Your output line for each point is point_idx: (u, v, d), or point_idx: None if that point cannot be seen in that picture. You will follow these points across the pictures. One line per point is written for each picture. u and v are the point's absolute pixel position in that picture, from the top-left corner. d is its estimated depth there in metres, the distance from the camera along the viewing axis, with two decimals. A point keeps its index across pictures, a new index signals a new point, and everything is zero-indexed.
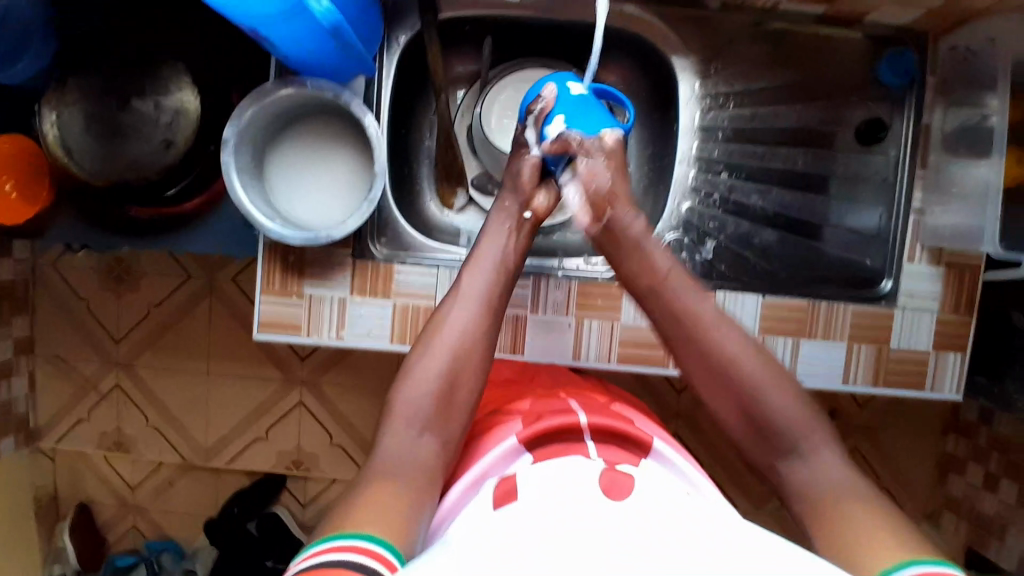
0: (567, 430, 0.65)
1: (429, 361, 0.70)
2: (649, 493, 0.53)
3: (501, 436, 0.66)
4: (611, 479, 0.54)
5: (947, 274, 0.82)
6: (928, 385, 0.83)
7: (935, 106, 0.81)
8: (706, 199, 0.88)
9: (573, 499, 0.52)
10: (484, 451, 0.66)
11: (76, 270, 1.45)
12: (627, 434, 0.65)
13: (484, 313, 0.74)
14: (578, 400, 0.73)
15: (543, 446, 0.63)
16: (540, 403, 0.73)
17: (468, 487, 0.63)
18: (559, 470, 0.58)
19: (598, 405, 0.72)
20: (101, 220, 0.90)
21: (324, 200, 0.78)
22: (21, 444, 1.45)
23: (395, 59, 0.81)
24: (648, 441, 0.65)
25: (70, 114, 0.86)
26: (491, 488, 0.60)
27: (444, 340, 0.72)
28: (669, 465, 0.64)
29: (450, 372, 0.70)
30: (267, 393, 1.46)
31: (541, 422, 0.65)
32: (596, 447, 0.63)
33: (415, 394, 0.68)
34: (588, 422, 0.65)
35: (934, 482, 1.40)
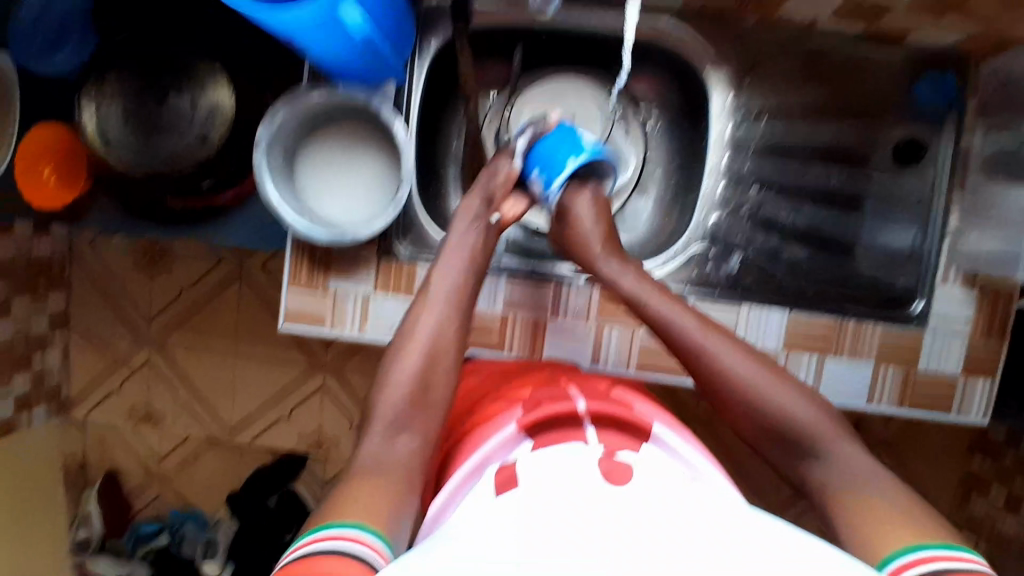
0: (563, 416, 0.66)
1: (402, 362, 0.70)
2: (647, 479, 0.52)
3: (498, 424, 0.67)
4: (610, 465, 0.55)
5: (981, 301, 0.80)
6: (954, 408, 0.82)
7: (975, 129, 0.79)
8: (735, 213, 0.86)
9: (574, 483, 0.52)
10: (482, 440, 0.66)
11: (111, 248, 1.49)
12: (627, 420, 0.66)
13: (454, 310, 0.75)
14: (577, 387, 0.72)
15: (542, 433, 0.64)
16: (539, 390, 0.72)
17: (460, 482, 0.62)
18: (557, 456, 0.59)
19: (598, 392, 0.72)
20: (136, 208, 0.92)
21: (352, 201, 0.79)
22: (54, 413, 1.51)
23: (426, 63, 0.82)
24: (647, 427, 0.65)
25: (109, 106, 0.88)
26: (491, 476, 0.60)
27: (419, 338, 0.72)
28: (680, 461, 0.64)
29: (426, 367, 0.70)
30: (291, 377, 1.50)
31: (539, 411, 0.66)
32: (595, 433, 0.64)
33: (396, 389, 0.68)
34: (586, 408, 0.66)
35: (955, 501, 1.38)
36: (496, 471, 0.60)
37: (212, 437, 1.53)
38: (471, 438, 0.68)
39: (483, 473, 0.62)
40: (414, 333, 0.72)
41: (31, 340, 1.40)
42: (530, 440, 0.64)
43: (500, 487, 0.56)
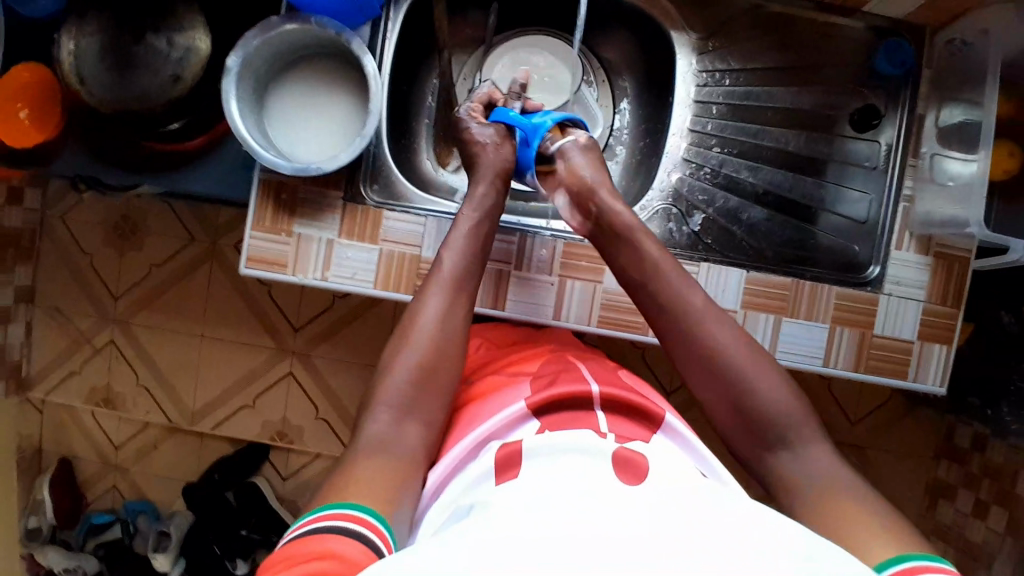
0: (577, 399, 0.65)
1: (404, 352, 0.69)
2: (666, 477, 0.53)
3: (506, 400, 0.67)
4: (624, 454, 0.55)
5: (935, 263, 0.83)
6: (910, 373, 0.84)
7: (930, 99, 0.83)
8: (697, 172, 0.87)
9: (593, 472, 0.52)
10: (491, 415, 0.66)
11: (82, 226, 1.48)
12: (642, 410, 0.66)
13: (457, 300, 0.74)
14: (590, 368, 0.74)
15: (550, 412, 0.64)
16: (548, 364, 0.75)
17: (461, 454, 0.64)
18: (570, 439, 0.58)
19: (611, 376, 0.72)
20: (103, 155, 0.92)
21: (317, 140, 0.79)
22: (10, 392, 1.47)
23: (401, 12, 0.83)
24: (662, 417, 0.66)
25: (88, 41, 0.88)
26: (492, 451, 0.60)
27: (418, 329, 0.71)
28: (692, 451, 0.65)
29: (430, 358, 0.69)
30: (258, 361, 1.47)
31: (546, 392, 0.66)
32: (607, 419, 0.64)
33: (400, 377, 0.68)
34: (600, 392, 0.66)
35: (923, 509, 1.37)
36: (499, 446, 0.60)
37: (172, 423, 1.49)
38: (475, 410, 0.69)
39: (486, 447, 0.63)
40: (418, 319, 0.72)
41: None
42: (537, 419, 0.64)
43: (500, 474, 0.57)
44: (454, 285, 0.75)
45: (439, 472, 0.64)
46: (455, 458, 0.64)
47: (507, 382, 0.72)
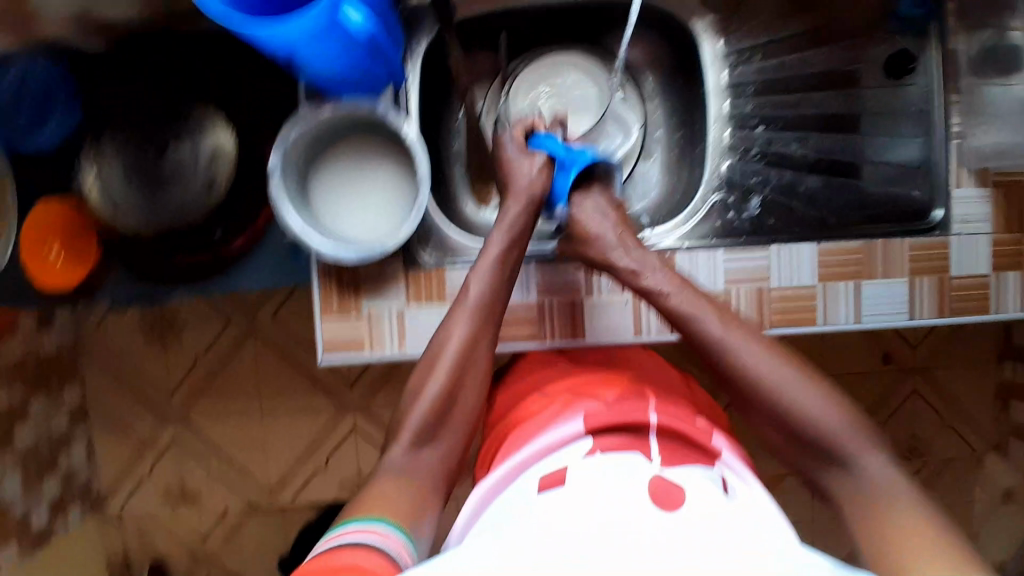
0: (631, 424, 0.65)
1: (428, 377, 0.72)
2: (697, 515, 0.52)
3: (569, 418, 0.68)
4: (660, 485, 0.55)
5: (997, 195, 0.81)
6: (992, 307, 0.83)
7: (958, 32, 0.82)
8: (746, 156, 0.88)
9: (619, 493, 0.54)
10: (544, 431, 0.68)
11: (116, 333, 1.46)
12: (697, 440, 0.65)
13: (480, 328, 0.74)
14: (656, 396, 0.72)
15: (606, 436, 0.64)
16: (622, 395, 0.71)
17: (513, 469, 0.66)
18: (614, 464, 0.59)
19: (682, 414, 0.69)
20: (148, 276, 0.91)
21: (376, 214, 0.78)
22: (86, 511, 1.46)
23: (418, 65, 0.80)
24: (715, 450, 0.65)
25: (109, 169, 0.89)
26: (536, 475, 0.61)
27: (443, 356, 0.73)
28: (735, 472, 0.64)
29: (452, 383, 0.71)
30: (320, 424, 1.47)
31: (613, 415, 0.66)
32: (658, 444, 0.63)
33: (421, 406, 0.70)
34: (657, 422, 0.65)
35: (996, 414, 1.37)
36: (542, 473, 0.61)
37: (253, 502, 1.50)
38: (514, 442, 0.70)
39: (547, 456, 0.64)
40: (439, 351, 0.73)
41: (53, 441, 1.38)
42: (588, 438, 0.64)
43: (545, 480, 0.60)
44: (479, 319, 0.74)
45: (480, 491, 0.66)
46: (495, 481, 0.66)
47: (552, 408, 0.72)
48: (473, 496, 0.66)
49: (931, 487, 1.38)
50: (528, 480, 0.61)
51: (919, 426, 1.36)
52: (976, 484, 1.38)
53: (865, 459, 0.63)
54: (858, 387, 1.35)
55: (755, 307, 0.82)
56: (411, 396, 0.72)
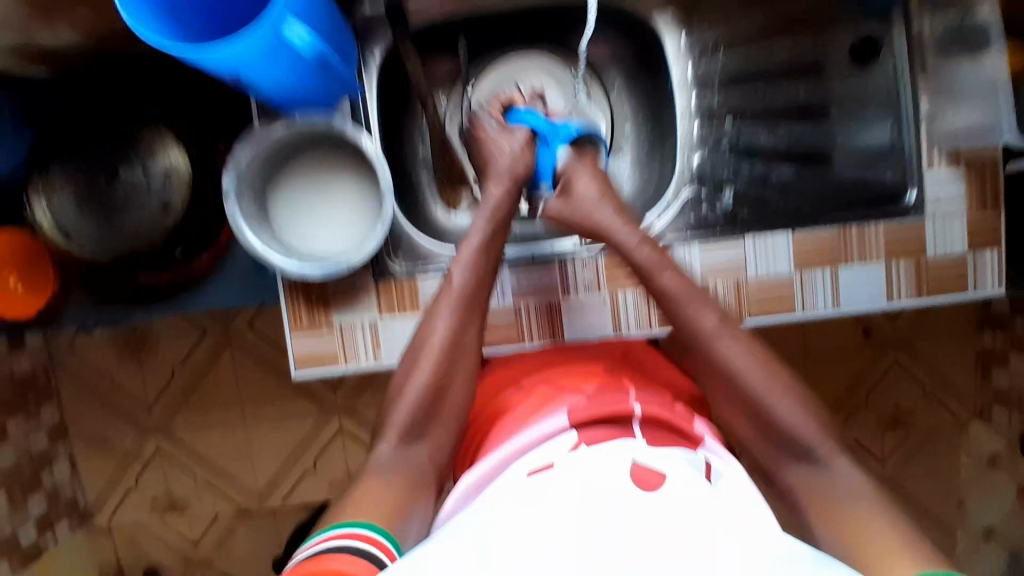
0: (614, 417, 0.62)
1: (418, 366, 0.69)
2: (679, 504, 0.49)
3: (552, 412, 0.64)
4: (640, 472, 0.52)
5: (969, 173, 0.80)
6: (970, 284, 0.82)
7: (922, 13, 0.80)
8: (716, 148, 0.86)
9: (601, 486, 0.51)
10: (529, 426, 0.63)
11: (90, 350, 1.42)
12: (679, 428, 0.62)
13: (467, 314, 0.72)
14: (636, 386, 0.69)
15: (591, 429, 0.60)
16: (603, 387, 0.67)
17: (494, 467, 0.61)
18: (603, 453, 0.55)
19: (660, 401, 0.66)
20: (111, 298, 0.88)
21: (338, 226, 0.76)
22: (75, 527, 1.44)
23: (374, 74, 0.79)
24: (698, 436, 0.62)
25: (61, 198, 0.86)
26: (523, 468, 0.57)
27: (432, 343, 0.70)
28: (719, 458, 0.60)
29: (442, 373, 0.69)
30: (305, 428, 1.43)
31: (601, 404, 0.62)
32: (643, 433, 0.60)
33: (409, 400, 0.67)
34: (641, 411, 0.62)
35: (978, 380, 1.36)
36: (529, 465, 0.57)
37: (242, 508, 1.46)
38: (494, 439, 0.66)
39: (528, 451, 0.60)
40: (428, 341, 0.70)
41: (34, 460, 1.34)
42: (574, 431, 0.60)
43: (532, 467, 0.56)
44: (464, 303, 0.72)
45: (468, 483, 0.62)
46: (479, 478, 0.62)
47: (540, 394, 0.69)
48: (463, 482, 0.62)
49: (917, 455, 1.39)
50: (512, 472, 0.58)
51: (900, 395, 1.36)
52: (959, 450, 1.38)
53: (838, 463, 0.61)
54: (841, 362, 1.35)
55: (732, 299, 0.80)
56: (400, 389, 0.69)
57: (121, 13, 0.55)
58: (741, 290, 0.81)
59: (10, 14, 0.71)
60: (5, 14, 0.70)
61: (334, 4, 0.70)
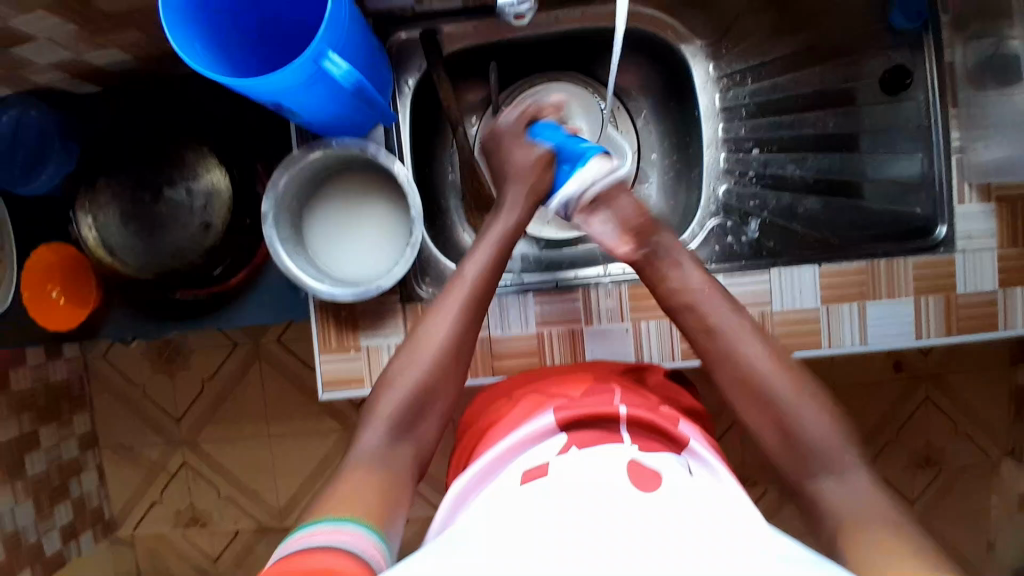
0: (601, 420, 0.64)
1: (415, 359, 0.69)
2: (676, 497, 0.52)
3: (540, 413, 0.67)
4: (635, 475, 0.55)
5: (1001, 209, 0.79)
6: (1002, 322, 0.81)
7: (954, 45, 0.80)
8: (742, 179, 0.88)
9: (598, 490, 0.53)
10: (513, 430, 0.67)
11: (123, 361, 1.45)
12: (664, 428, 0.64)
13: (471, 320, 0.72)
14: (626, 390, 0.71)
15: (576, 431, 0.64)
16: (589, 391, 0.71)
17: (487, 468, 0.63)
18: (593, 457, 0.58)
19: (646, 403, 0.69)
20: (149, 311, 0.91)
21: (361, 247, 0.78)
22: (99, 536, 1.45)
23: (408, 102, 0.83)
24: (685, 439, 0.63)
25: (106, 214, 0.89)
26: (517, 470, 0.60)
27: (431, 337, 0.70)
28: (703, 464, 0.62)
29: (439, 371, 0.68)
30: (326, 446, 1.43)
31: (580, 407, 0.66)
32: (632, 436, 0.62)
33: (399, 391, 0.67)
34: (626, 413, 0.64)
35: (1012, 418, 1.33)
36: (524, 466, 0.60)
37: (263, 525, 1.46)
38: (486, 440, 0.70)
39: (510, 458, 0.63)
40: (427, 332, 0.70)
41: (63, 468, 1.37)
42: (563, 434, 0.63)
43: (525, 474, 0.58)
44: (470, 303, 0.72)
45: (461, 487, 0.63)
46: (472, 478, 0.63)
47: (532, 401, 0.71)
48: (451, 491, 0.64)
49: (948, 495, 1.35)
50: (510, 473, 0.60)
51: (932, 433, 1.33)
52: (992, 491, 1.34)
53: (853, 475, 0.59)
54: (872, 396, 1.33)
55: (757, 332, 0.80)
56: (394, 376, 0.68)
57: (170, 41, 0.58)
58: (767, 322, 0.80)
59: (61, 36, 0.75)
60: (54, 34, 0.74)
61: (371, 34, 0.72)
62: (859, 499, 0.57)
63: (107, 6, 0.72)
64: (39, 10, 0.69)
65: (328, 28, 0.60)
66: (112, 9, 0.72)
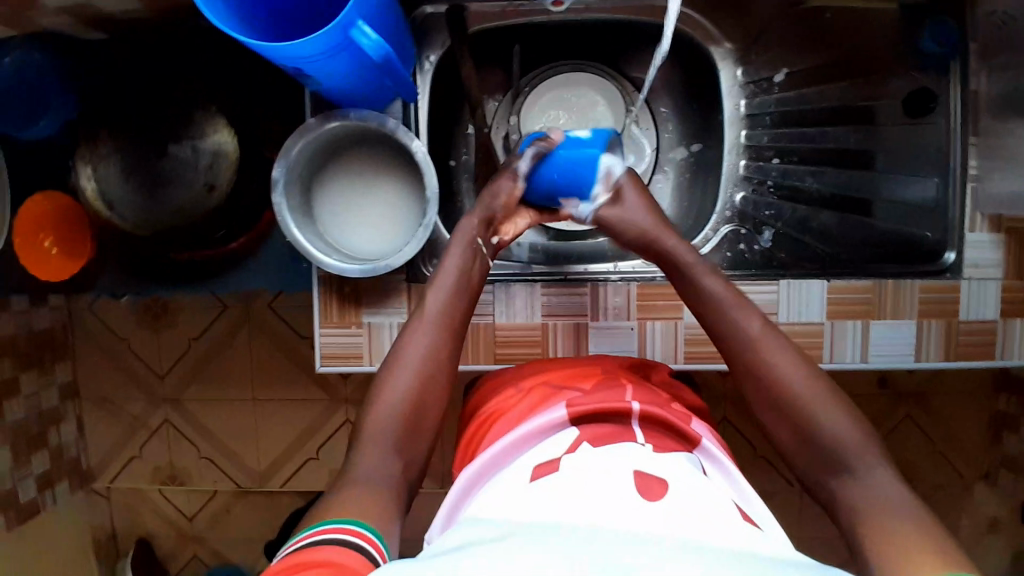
0: (613, 414, 0.65)
1: (394, 378, 0.66)
2: (683, 503, 0.52)
3: (553, 405, 0.67)
4: (644, 479, 0.54)
5: (1010, 240, 0.79)
6: (999, 352, 0.81)
7: (979, 73, 0.80)
8: (760, 188, 0.88)
9: (604, 487, 0.53)
10: (527, 419, 0.67)
11: (109, 314, 1.42)
12: (677, 425, 0.64)
13: (447, 334, 0.71)
14: (637, 386, 0.71)
15: (589, 425, 0.64)
16: (600, 384, 0.71)
17: (499, 457, 0.64)
18: (605, 456, 0.58)
19: (658, 399, 0.69)
20: (146, 273, 0.89)
21: (380, 222, 0.77)
22: (75, 488, 1.44)
23: (428, 79, 0.81)
24: (697, 437, 0.64)
25: (106, 166, 0.87)
26: (526, 466, 0.60)
27: (409, 355, 0.68)
28: (714, 462, 0.63)
29: (420, 390, 0.66)
30: (310, 415, 1.42)
31: (594, 403, 0.65)
32: (643, 432, 0.62)
33: (385, 410, 0.64)
34: (639, 408, 0.65)
35: (988, 443, 1.35)
36: (534, 461, 0.60)
37: (240, 488, 1.46)
38: (495, 428, 0.70)
39: (520, 451, 0.63)
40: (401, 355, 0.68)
41: (42, 416, 1.35)
42: (574, 428, 0.63)
43: (535, 470, 0.58)
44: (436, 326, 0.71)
45: (469, 476, 0.64)
46: (479, 472, 0.64)
47: (544, 394, 0.71)
48: (461, 478, 0.64)
49: None
50: (519, 467, 0.61)
51: (910, 450, 1.36)
52: (962, 511, 1.37)
53: (873, 472, 0.59)
54: None
55: None
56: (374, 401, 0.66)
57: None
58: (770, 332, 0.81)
59: None
60: None
61: (400, 7, 0.71)
62: (879, 497, 0.57)
63: None
64: None
65: None
66: None
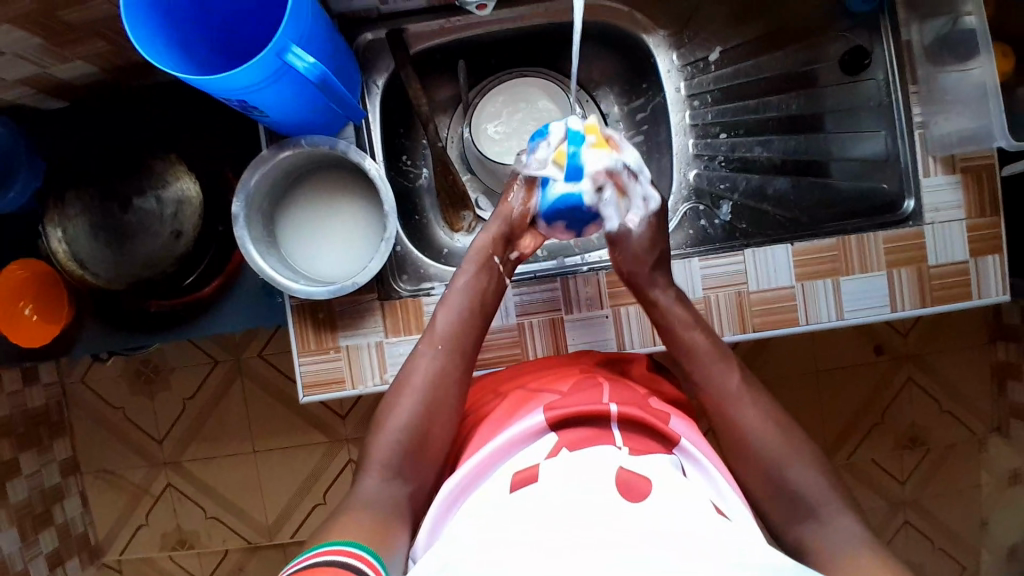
0: (593, 416, 0.63)
1: (398, 409, 0.69)
2: (667, 502, 0.52)
3: (531, 410, 0.66)
4: (627, 476, 0.55)
5: (966, 180, 0.80)
6: (975, 292, 0.81)
7: (909, 24, 0.82)
8: (711, 163, 0.90)
9: (587, 487, 0.53)
10: (510, 423, 0.66)
11: (103, 384, 1.41)
12: (657, 427, 0.63)
13: (451, 356, 0.73)
14: (615, 384, 0.70)
15: (568, 429, 0.62)
16: (579, 385, 0.70)
17: (482, 463, 0.63)
18: (586, 460, 0.57)
19: (635, 397, 0.68)
20: (122, 325, 0.89)
21: (341, 246, 0.78)
22: (84, 564, 1.41)
23: (378, 102, 0.84)
24: (675, 437, 0.62)
25: (76, 226, 0.88)
26: (509, 473, 0.59)
27: (411, 382, 0.70)
28: (693, 462, 0.62)
29: (428, 402, 0.69)
30: (314, 459, 1.40)
31: (575, 405, 0.64)
32: (623, 436, 0.61)
33: (400, 418, 0.68)
34: (618, 411, 0.63)
35: (994, 395, 1.32)
36: (515, 468, 0.59)
37: (252, 542, 1.42)
38: (473, 440, 0.69)
39: (496, 469, 0.62)
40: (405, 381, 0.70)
41: (46, 495, 1.33)
42: (554, 434, 0.62)
43: (514, 480, 0.58)
44: (443, 347, 0.73)
45: (451, 490, 0.63)
46: (462, 481, 0.62)
47: (529, 397, 0.70)
48: (442, 494, 0.63)
49: (939, 474, 1.33)
50: (500, 479, 0.60)
51: (918, 412, 1.33)
52: (981, 469, 1.33)
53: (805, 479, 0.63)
54: (857, 380, 1.32)
55: (735, 313, 0.81)
56: (382, 426, 0.69)
57: (137, 45, 0.59)
58: (743, 304, 0.81)
59: (29, 50, 0.74)
60: (22, 49, 0.73)
61: (339, 37, 0.73)
62: None
63: (74, 20, 0.71)
64: (4, 24, 0.67)
65: (290, 22, 0.60)
66: (78, 20, 0.72)
